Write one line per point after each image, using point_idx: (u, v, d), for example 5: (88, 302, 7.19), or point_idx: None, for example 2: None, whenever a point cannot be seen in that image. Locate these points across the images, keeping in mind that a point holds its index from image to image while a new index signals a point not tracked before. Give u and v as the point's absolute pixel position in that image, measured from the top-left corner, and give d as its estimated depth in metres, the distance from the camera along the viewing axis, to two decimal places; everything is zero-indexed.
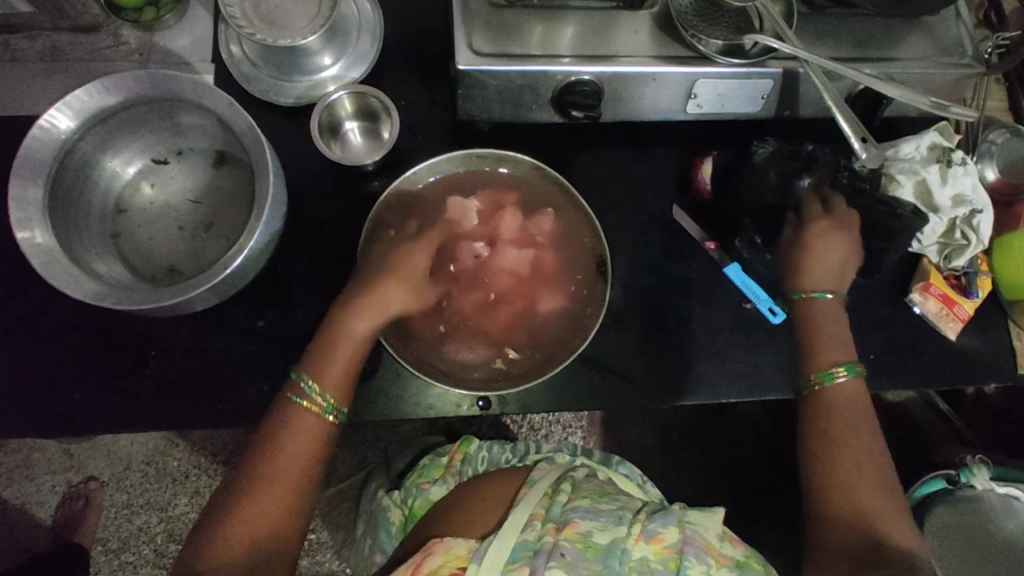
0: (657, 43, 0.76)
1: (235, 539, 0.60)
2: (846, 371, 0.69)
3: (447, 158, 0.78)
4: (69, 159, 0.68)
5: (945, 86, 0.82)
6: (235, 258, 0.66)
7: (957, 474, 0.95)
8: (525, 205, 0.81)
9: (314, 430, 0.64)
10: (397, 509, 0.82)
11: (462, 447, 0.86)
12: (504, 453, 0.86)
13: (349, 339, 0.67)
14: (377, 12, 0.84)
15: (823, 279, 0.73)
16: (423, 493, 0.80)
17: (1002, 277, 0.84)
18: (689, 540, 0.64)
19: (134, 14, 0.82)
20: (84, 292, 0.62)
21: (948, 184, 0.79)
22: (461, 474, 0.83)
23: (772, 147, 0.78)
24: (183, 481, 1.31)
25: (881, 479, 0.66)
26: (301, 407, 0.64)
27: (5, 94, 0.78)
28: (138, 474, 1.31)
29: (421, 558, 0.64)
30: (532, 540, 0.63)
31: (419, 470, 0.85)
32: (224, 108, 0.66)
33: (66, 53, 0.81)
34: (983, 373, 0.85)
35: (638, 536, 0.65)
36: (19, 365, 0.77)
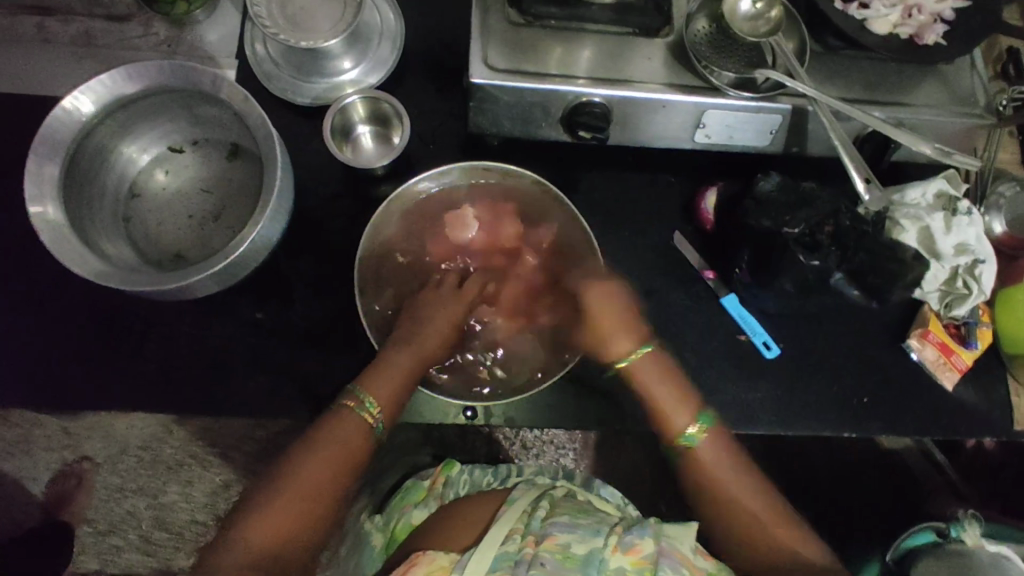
0: (670, 70, 0.77)
1: (256, 537, 0.63)
2: (701, 427, 0.75)
3: (449, 169, 0.80)
4: (88, 141, 0.70)
5: (954, 134, 0.82)
6: (238, 248, 0.67)
7: (949, 528, 0.94)
8: (523, 217, 0.82)
9: (357, 439, 0.69)
10: (379, 534, 0.81)
11: (443, 470, 0.84)
12: (485, 475, 0.84)
13: (403, 359, 0.72)
14: (399, 22, 0.86)
15: (625, 343, 0.77)
16: (405, 516, 0.80)
17: (1003, 331, 0.83)
18: (664, 553, 0.66)
19: (166, 6, 0.82)
20: (89, 270, 0.64)
21: (952, 233, 0.79)
22: (443, 497, 0.82)
23: (776, 181, 0.78)
24: (176, 470, 1.32)
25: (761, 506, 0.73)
26: (360, 419, 0.69)
27: (42, 75, 0.82)
28: (133, 458, 1.32)
29: (405, 569, 0.65)
30: (513, 550, 0.65)
31: (402, 493, 0.84)
32: (240, 102, 0.68)
33: (98, 39, 0.84)
34: (979, 427, 0.84)
35: (615, 547, 0.66)
36: (26, 339, 0.78)
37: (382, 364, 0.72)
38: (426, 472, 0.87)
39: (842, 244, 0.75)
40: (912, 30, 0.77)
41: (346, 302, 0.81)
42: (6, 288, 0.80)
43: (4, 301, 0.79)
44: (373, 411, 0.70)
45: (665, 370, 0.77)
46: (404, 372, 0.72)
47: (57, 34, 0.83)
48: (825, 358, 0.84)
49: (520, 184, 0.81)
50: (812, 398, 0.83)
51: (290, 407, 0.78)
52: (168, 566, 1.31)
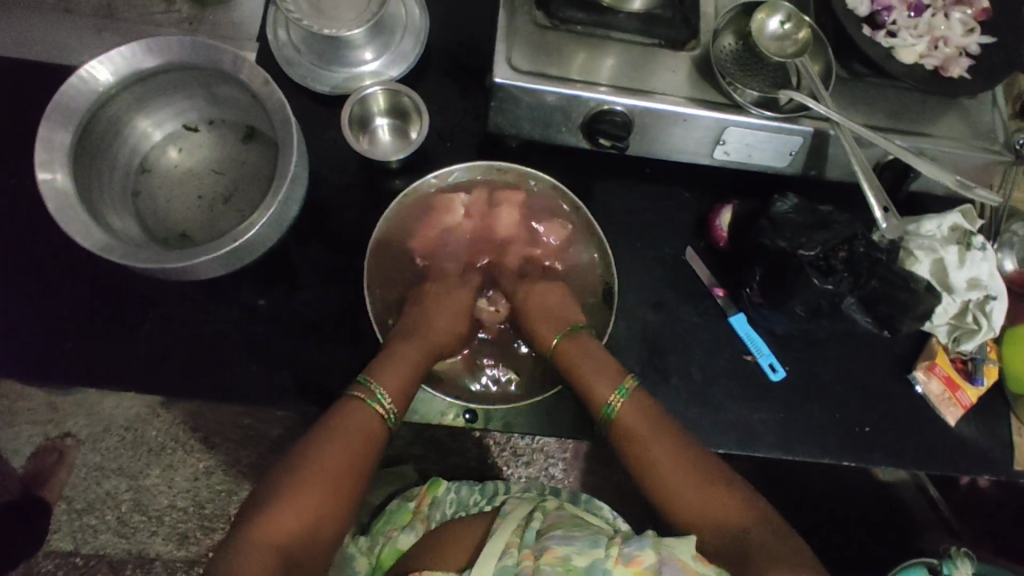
0: (693, 84, 0.77)
1: (265, 536, 0.58)
2: (619, 394, 0.71)
3: (470, 167, 0.80)
4: (103, 112, 0.69)
5: (972, 169, 0.82)
6: (248, 232, 0.66)
7: (940, 564, 0.93)
8: (533, 218, 0.83)
9: (369, 430, 0.67)
10: (363, 558, 0.79)
11: (430, 490, 0.84)
12: (473, 494, 0.83)
13: (411, 353, 0.73)
14: (425, 17, 0.84)
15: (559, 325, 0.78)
16: (391, 541, 0.78)
17: (1010, 369, 0.83)
18: (665, 560, 0.60)
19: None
20: (93, 242, 0.63)
21: (966, 268, 0.79)
22: (429, 519, 0.81)
23: (793, 202, 0.78)
24: (158, 453, 1.30)
25: (721, 486, 0.65)
26: (372, 411, 0.68)
27: (61, 46, 0.81)
28: (115, 438, 1.30)
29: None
30: (511, 565, 0.65)
31: (385, 517, 0.83)
32: (260, 84, 0.67)
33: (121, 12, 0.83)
34: (980, 464, 0.83)
35: (616, 559, 0.62)
36: (21, 308, 0.77)
37: (390, 357, 0.72)
38: (410, 492, 0.86)
39: (856, 270, 0.75)
40: (937, 62, 0.77)
41: (351, 295, 0.80)
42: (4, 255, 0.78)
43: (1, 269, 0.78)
44: (387, 403, 0.69)
45: (584, 348, 0.75)
46: (412, 366, 0.72)
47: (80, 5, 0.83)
48: (830, 385, 0.83)
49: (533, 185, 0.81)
50: (815, 424, 0.82)
51: (286, 397, 0.76)
52: (143, 551, 1.29)
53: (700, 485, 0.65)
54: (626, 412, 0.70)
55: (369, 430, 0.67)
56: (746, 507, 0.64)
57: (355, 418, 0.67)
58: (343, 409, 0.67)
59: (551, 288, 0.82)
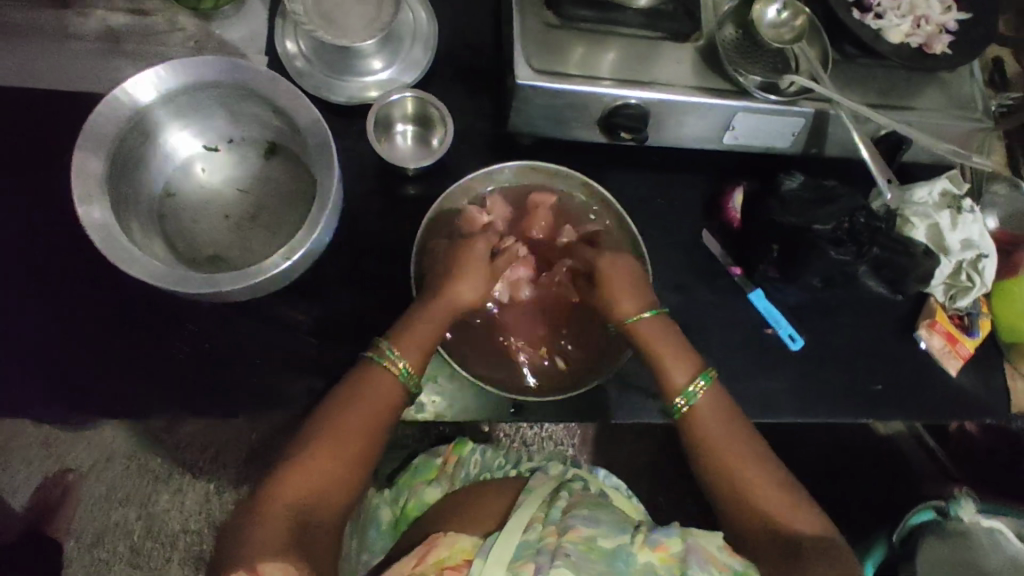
0: (699, 74, 0.80)
1: (283, 496, 0.62)
2: (702, 381, 0.73)
3: (503, 167, 0.82)
4: (130, 138, 0.68)
5: (954, 137, 0.88)
6: (298, 251, 0.65)
7: (947, 506, 1.00)
8: (569, 218, 0.84)
9: (386, 388, 0.69)
10: (388, 508, 0.84)
11: (455, 450, 0.89)
12: (497, 457, 0.87)
13: (428, 313, 0.73)
14: (431, 22, 0.85)
15: (635, 304, 0.77)
16: (417, 493, 0.83)
17: (1001, 321, 0.90)
18: (691, 549, 0.65)
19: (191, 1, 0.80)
20: (139, 269, 0.62)
21: (959, 230, 0.85)
22: (455, 478, 0.85)
23: (799, 180, 0.82)
24: (166, 479, 1.28)
25: (767, 472, 0.70)
26: (381, 366, 0.70)
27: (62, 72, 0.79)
28: (120, 467, 1.27)
29: (426, 550, 0.66)
30: (534, 539, 0.65)
31: (412, 470, 0.86)
32: (293, 101, 0.69)
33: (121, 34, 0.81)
34: (980, 410, 0.90)
35: (642, 544, 0.66)
36: (44, 344, 0.75)
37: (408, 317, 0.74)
38: (437, 449, 0.90)
39: (858, 239, 0.79)
40: (922, 40, 0.82)
41: (384, 302, 0.81)
42: (20, 292, 0.76)
43: (16, 306, 0.76)
44: (396, 357, 0.70)
45: (666, 328, 0.77)
46: (431, 326, 0.73)
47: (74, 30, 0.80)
48: (841, 350, 0.88)
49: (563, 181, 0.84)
50: (831, 387, 0.87)
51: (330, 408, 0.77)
52: None
53: (756, 479, 0.70)
54: (705, 399, 0.73)
55: (388, 401, 0.69)
56: (792, 501, 0.69)
57: (373, 388, 0.69)
58: (358, 377, 0.70)
59: (625, 267, 0.78)
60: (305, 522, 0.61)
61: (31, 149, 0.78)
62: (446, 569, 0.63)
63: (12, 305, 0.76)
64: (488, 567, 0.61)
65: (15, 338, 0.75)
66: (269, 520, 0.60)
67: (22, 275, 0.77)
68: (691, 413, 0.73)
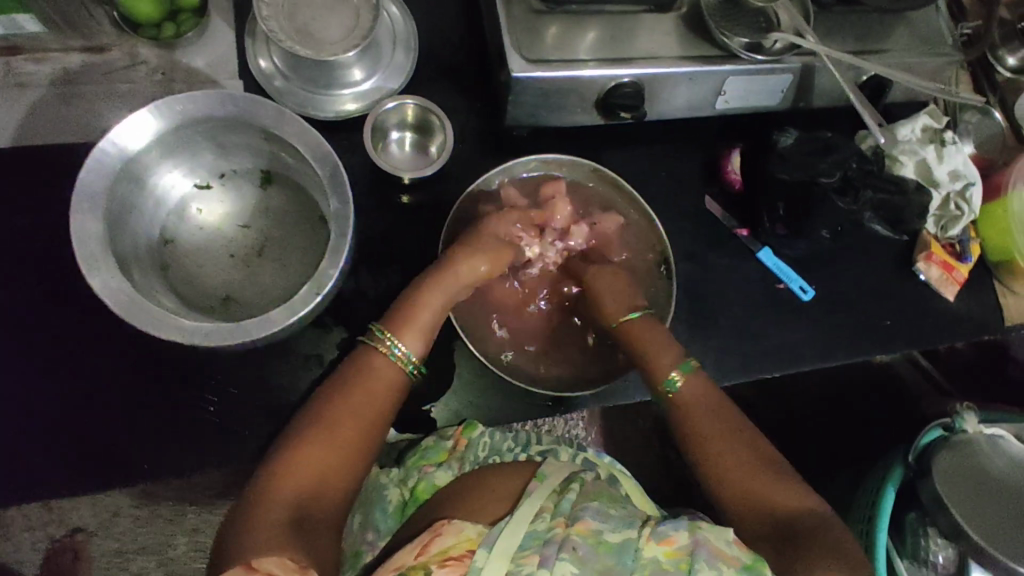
0: (685, 42, 0.79)
1: (283, 486, 0.61)
2: (680, 371, 0.73)
3: (512, 163, 0.81)
4: (121, 189, 0.65)
5: (928, 74, 0.89)
6: (329, 282, 0.64)
7: (952, 421, 1.03)
8: (582, 205, 0.84)
9: (386, 376, 0.68)
10: (395, 489, 0.76)
11: (464, 432, 0.79)
12: (506, 440, 0.81)
13: (424, 294, 0.72)
14: (409, 24, 0.83)
15: (622, 307, 0.77)
16: (427, 477, 0.75)
17: (989, 242, 0.94)
18: (700, 543, 0.60)
19: (152, 31, 0.80)
20: (163, 329, 0.60)
21: (945, 163, 0.89)
22: (464, 463, 0.77)
23: (794, 136, 0.83)
24: (178, 520, 1.18)
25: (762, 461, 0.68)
26: (371, 347, 0.69)
27: (44, 127, 0.79)
28: (129, 519, 1.18)
29: (429, 538, 0.62)
30: (542, 529, 0.63)
31: (419, 452, 0.78)
32: (290, 127, 0.66)
33: (95, 84, 0.82)
34: (980, 329, 0.94)
35: (648, 537, 0.62)
36: (73, 408, 0.74)
37: (408, 300, 0.72)
38: (444, 429, 0.80)
39: (852, 180, 0.81)
40: None
41: None
42: (37, 359, 0.75)
43: (38, 385, 0.74)
44: (388, 338, 0.69)
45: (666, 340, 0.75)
46: (430, 307, 0.72)
47: (53, 82, 0.81)
48: (848, 292, 0.91)
49: (578, 172, 0.84)
50: (845, 329, 0.90)
51: None
52: None
53: (745, 471, 0.67)
54: (687, 387, 0.73)
55: (388, 385, 0.68)
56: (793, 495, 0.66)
57: (368, 374, 0.68)
58: (359, 364, 0.68)
59: (618, 276, 0.79)
60: (301, 514, 0.60)
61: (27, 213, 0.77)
62: (449, 560, 0.60)
63: (31, 374, 0.74)
64: (490, 563, 0.59)
65: (40, 409, 0.74)
66: (267, 512, 0.59)
67: (36, 342, 0.75)
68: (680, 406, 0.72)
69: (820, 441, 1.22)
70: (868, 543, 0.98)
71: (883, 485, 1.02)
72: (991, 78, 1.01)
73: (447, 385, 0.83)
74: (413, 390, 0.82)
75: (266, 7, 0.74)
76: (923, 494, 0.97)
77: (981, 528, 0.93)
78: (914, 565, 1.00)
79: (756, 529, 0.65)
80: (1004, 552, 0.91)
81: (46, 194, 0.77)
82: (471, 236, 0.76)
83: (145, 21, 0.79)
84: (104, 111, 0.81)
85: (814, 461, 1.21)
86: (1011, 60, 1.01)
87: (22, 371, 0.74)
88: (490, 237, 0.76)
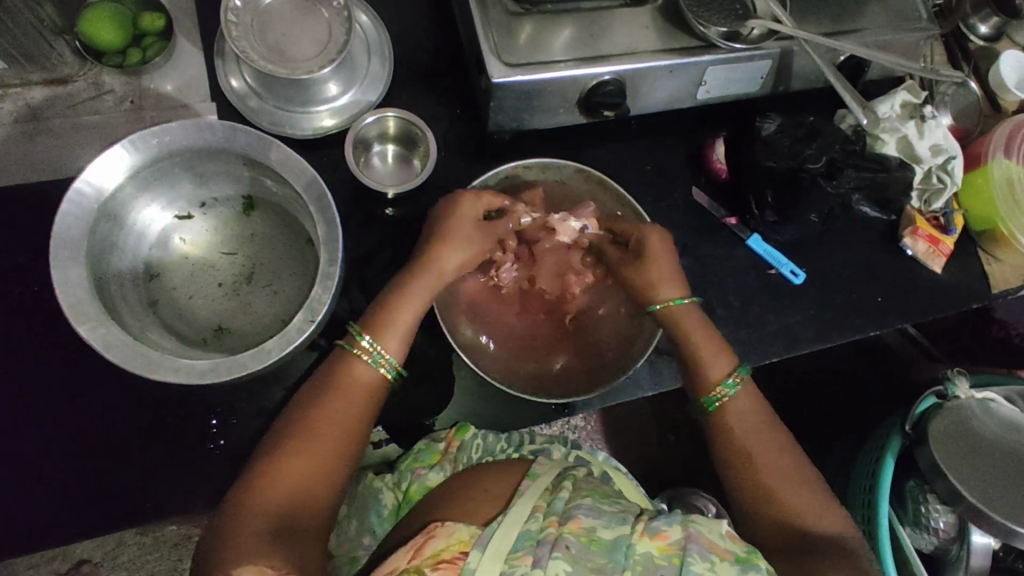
0: (663, 34, 0.78)
1: (263, 498, 0.60)
2: (741, 375, 0.73)
3: (495, 174, 0.80)
4: (100, 229, 0.65)
5: (904, 50, 0.88)
6: (325, 302, 0.63)
7: (944, 388, 1.04)
8: (566, 205, 0.83)
9: (370, 386, 0.68)
10: (390, 493, 0.76)
11: (457, 434, 0.79)
12: (499, 440, 0.80)
13: (400, 295, 0.70)
14: (383, 32, 0.81)
15: (674, 288, 0.76)
16: (419, 478, 0.75)
17: (972, 212, 0.95)
18: (692, 538, 0.60)
19: (117, 58, 0.79)
20: (152, 368, 0.60)
21: (926, 138, 0.88)
22: (457, 462, 0.76)
23: (777, 122, 0.83)
24: (186, 544, 1.15)
25: (798, 474, 0.70)
26: (353, 354, 0.68)
27: (13, 164, 0.77)
28: (135, 546, 1.14)
29: (423, 541, 0.60)
30: (535, 530, 0.60)
31: (412, 454, 0.78)
32: (270, 154, 0.66)
33: (63, 117, 0.80)
34: (971, 298, 0.95)
35: (641, 533, 0.61)
36: (73, 452, 0.73)
37: (387, 303, 0.70)
38: (437, 432, 0.81)
39: (837, 163, 0.82)
40: None
41: None
42: (29, 408, 0.73)
43: (29, 430, 0.73)
44: (367, 342, 0.68)
45: (706, 324, 0.76)
46: (410, 308, 0.70)
47: (20, 119, 0.79)
48: (841, 273, 0.92)
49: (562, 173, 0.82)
50: (839, 309, 0.91)
51: None
52: None
53: (776, 476, 0.69)
54: (738, 401, 0.73)
55: (368, 392, 0.67)
56: (819, 505, 0.68)
57: (347, 381, 0.67)
58: (336, 372, 0.67)
59: (665, 257, 0.76)
60: (284, 525, 0.59)
61: (7, 257, 0.75)
62: (442, 564, 0.58)
63: (25, 421, 0.73)
64: (483, 565, 0.56)
65: (35, 453, 0.72)
66: (250, 525, 0.58)
67: (28, 388, 0.74)
68: (726, 409, 0.72)
69: (818, 416, 1.24)
70: (871, 513, 1.00)
71: (883, 454, 1.03)
72: (964, 45, 1.01)
73: (447, 396, 0.83)
74: (415, 405, 0.82)
75: (235, 27, 0.72)
76: (921, 461, 0.99)
77: (979, 489, 0.94)
78: (917, 531, 1.03)
79: (783, 535, 0.66)
80: (999, 512, 0.92)
81: (25, 232, 0.76)
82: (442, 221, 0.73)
83: (110, 49, 0.78)
84: (73, 144, 0.79)
85: (814, 437, 1.22)
86: (982, 28, 1.00)
87: (16, 418, 0.73)
88: (474, 227, 0.73)
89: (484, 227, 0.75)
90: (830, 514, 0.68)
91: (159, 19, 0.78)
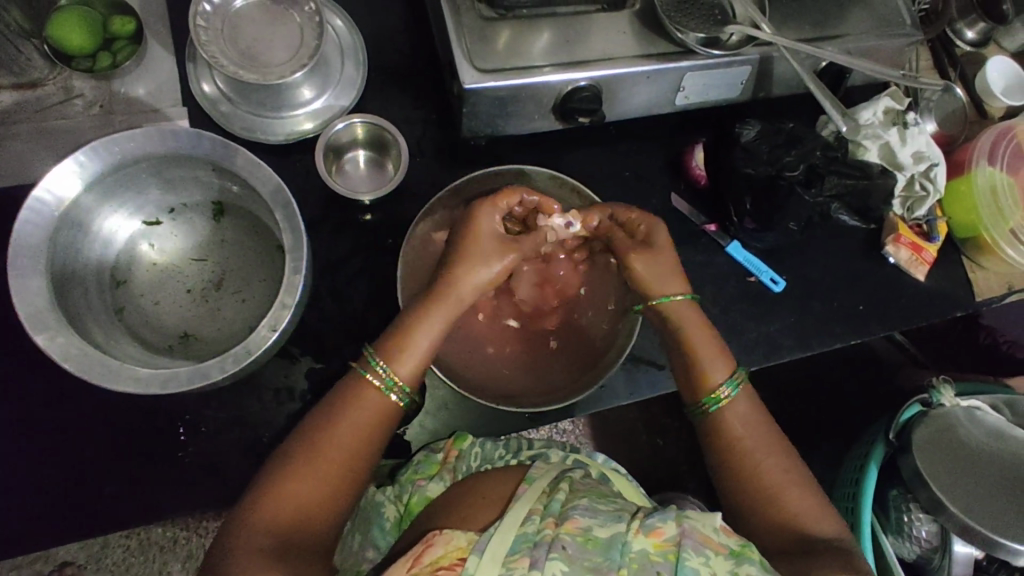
0: (640, 38, 0.77)
1: (268, 514, 0.60)
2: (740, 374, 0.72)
3: (468, 180, 0.79)
4: (61, 237, 0.64)
5: (887, 56, 0.87)
6: (286, 317, 0.63)
7: (929, 395, 1.04)
8: None
9: (380, 407, 0.66)
10: (392, 505, 0.75)
11: (456, 443, 0.78)
12: (497, 448, 0.79)
13: (418, 321, 0.68)
14: (356, 36, 0.80)
15: (675, 285, 0.75)
16: (419, 489, 0.74)
17: (954, 219, 0.94)
18: (686, 533, 0.59)
19: (86, 62, 0.80)
20: (113, 378, 0.60)
21: (908, 145, 0.87)
22: (456, 471, 0.75)
23: (757, 128, 0.82)
24: (171, 547, 1.13)
25: (797, 476, 0.69)
26: (365, 380, 0.66)
27: None
28: (120, 549, 1.13)
29: (422, 550, 0.60)
30: (532, 532, 0.59)
31: (411, 466, 0.77)
32: (236, 160, 0.66)
33: (35, 122, 0.80)
34: (958, 306, 0.94)
35: (636, 529, 0.60)
36: (40, 459, 0.72)
37: (400, 328, 0.68)
38: (436, 443, 0.80)
39: (816, 169, 0.81)
40: None
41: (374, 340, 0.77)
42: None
43: None
44: (380, 367, 0.66)
45: (703, 320, 0.75)
46: (432, 330, 0.68)
47: None
48: (822, 280, 0.91)
49: (538, 181, 0.81)
50: (819, 316, 0.90)
51: None
52: None
53: (773, 479, 0.68)
54: (741, 402, 0.71)
55: (379, 413, 0.66)
56: (811, 510, 0.67)
57: (355, 398, 0.65)
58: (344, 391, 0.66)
59: (662, 256, 0.75)
60: (288, 543, 0.59)
61: None
62: (440, 570, 0.57)
63: None
64: (483, 568, 0.55)
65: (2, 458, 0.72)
66: (254, 543, 0.58)
67: None
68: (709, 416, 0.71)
69: (805, 423, 1.23)
70: (854, 520, 0.99)
71: (867, 462, 1.02)
72: (949, 49, 0.99)
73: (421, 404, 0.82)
74: None
75: (204, 31, 0.72)
76: (904, 469, 0.98)
77: (961, 499, 0.93)
78: (899, 539, 1.02)
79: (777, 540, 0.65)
80: (984, 524, 0.90)
81: None
82: (466, 241, 0.71)
83: (79, 53, 0.79)
84: (44, 146, 0.78)
85: (800, 444, 1.21)
86: (970, 34, 1.00)
87: None
88: (485, 237, 0.71)
89: (507, 241, 0.72)
90: (821, 517, 0.67)
91: (129, 23, 0.79)
